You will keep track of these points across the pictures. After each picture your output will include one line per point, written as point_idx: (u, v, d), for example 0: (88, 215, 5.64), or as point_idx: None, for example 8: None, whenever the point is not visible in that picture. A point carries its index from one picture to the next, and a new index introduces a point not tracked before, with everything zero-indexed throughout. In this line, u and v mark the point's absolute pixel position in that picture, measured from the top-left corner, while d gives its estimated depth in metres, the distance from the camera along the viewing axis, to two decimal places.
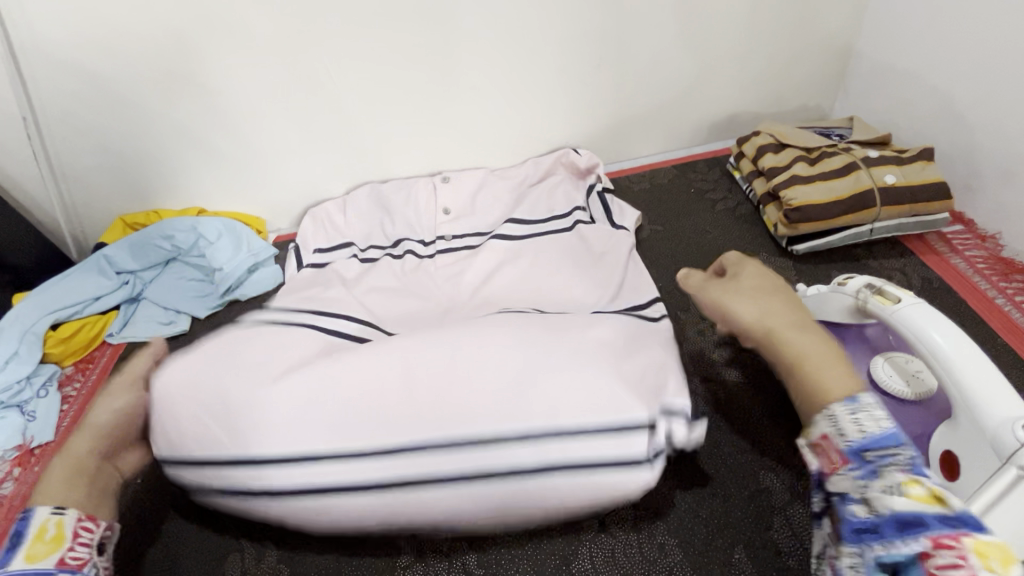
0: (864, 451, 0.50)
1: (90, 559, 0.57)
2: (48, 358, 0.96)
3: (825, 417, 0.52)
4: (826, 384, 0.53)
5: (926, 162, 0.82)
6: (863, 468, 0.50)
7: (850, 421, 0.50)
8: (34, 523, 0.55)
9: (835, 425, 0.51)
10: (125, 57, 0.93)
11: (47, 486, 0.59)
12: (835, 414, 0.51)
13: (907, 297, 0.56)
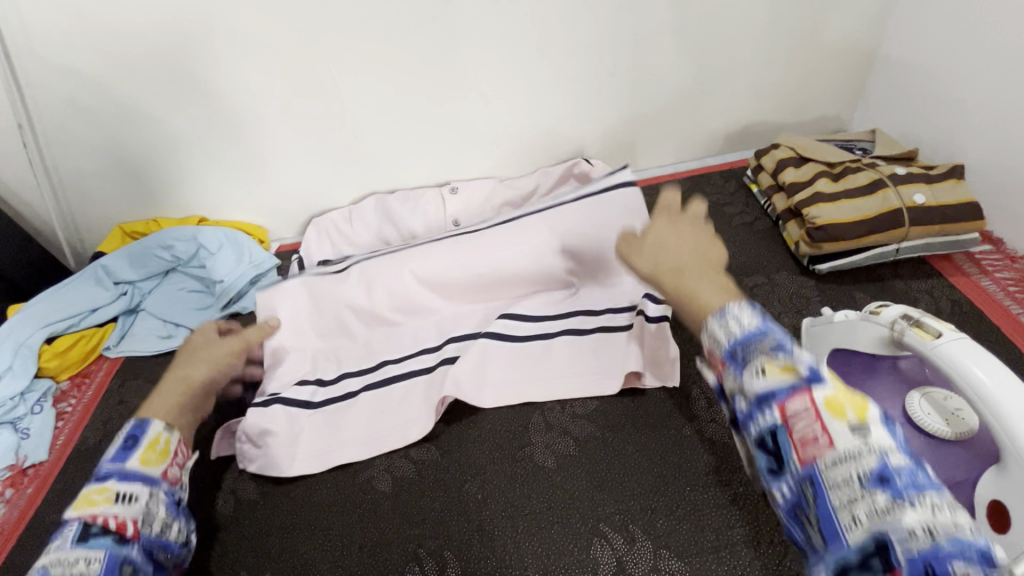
0: (735, 348, 0.46)
1: (180, 479, 0.63)
2: (43, 373, 0.93)
3: (704, 332, 0.49)
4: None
5: (957, 181, 0.78)
6: (734, 362, 0.45)
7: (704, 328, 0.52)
8: (148, 432, 0.61)
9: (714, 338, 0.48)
10: (124, 62, 0.90)
11: (154, 399, 0.66)
12: (709, 329, 0.48)
13: (948, 331, 0.53)
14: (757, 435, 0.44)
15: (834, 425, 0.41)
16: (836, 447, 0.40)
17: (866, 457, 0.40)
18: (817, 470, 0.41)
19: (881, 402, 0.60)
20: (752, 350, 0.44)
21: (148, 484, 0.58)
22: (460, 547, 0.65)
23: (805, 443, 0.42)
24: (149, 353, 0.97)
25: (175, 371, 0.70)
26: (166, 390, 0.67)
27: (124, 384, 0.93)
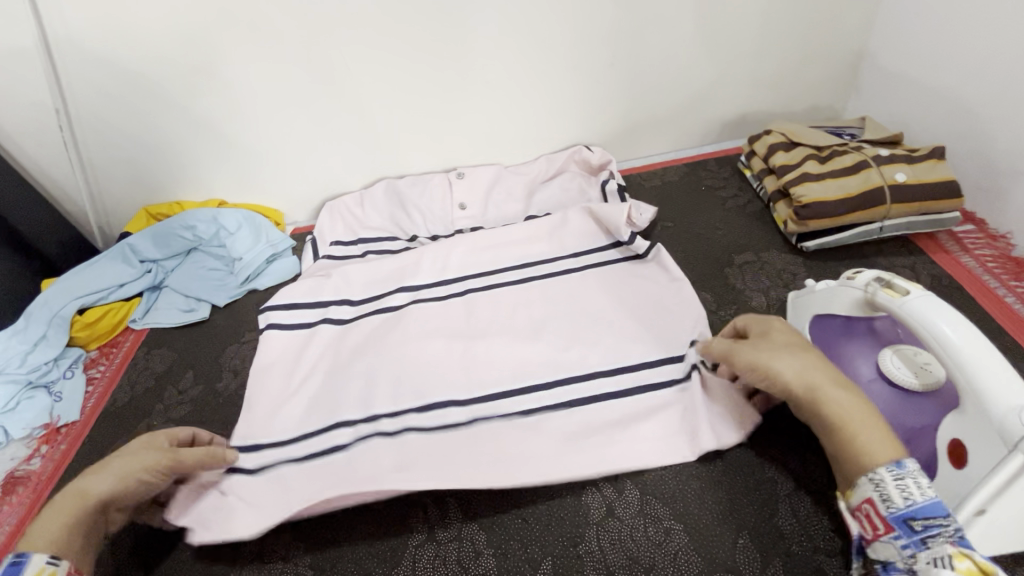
0: (909, 520, 0.50)
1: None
2: (75, 343, 0.99)
3: (870, 482, 0.52)
4: (872, 444, 0.54)
5: (937, 161, 0.82)
6: (908, 537, 0.50)
7: (898, 490, 0.51)
8: (21, 573, 0.54)
9: (879, 490, 0.52)
10: (153, 52, 0.96)
11: (42, 524, 0.58)
12: (880, 480, 0.52)
13: (915, 289, 0.57)
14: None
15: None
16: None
17: None
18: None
19: (857, 358, 0.64)
20: (935, 533, 0.48)
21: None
22: (460, 495, 0.70)
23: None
24: (173, 326, 1.03)
25: (74, 489, 0.61)
26: (60, 511, 0.60)
27: (148, 353, 0.99)
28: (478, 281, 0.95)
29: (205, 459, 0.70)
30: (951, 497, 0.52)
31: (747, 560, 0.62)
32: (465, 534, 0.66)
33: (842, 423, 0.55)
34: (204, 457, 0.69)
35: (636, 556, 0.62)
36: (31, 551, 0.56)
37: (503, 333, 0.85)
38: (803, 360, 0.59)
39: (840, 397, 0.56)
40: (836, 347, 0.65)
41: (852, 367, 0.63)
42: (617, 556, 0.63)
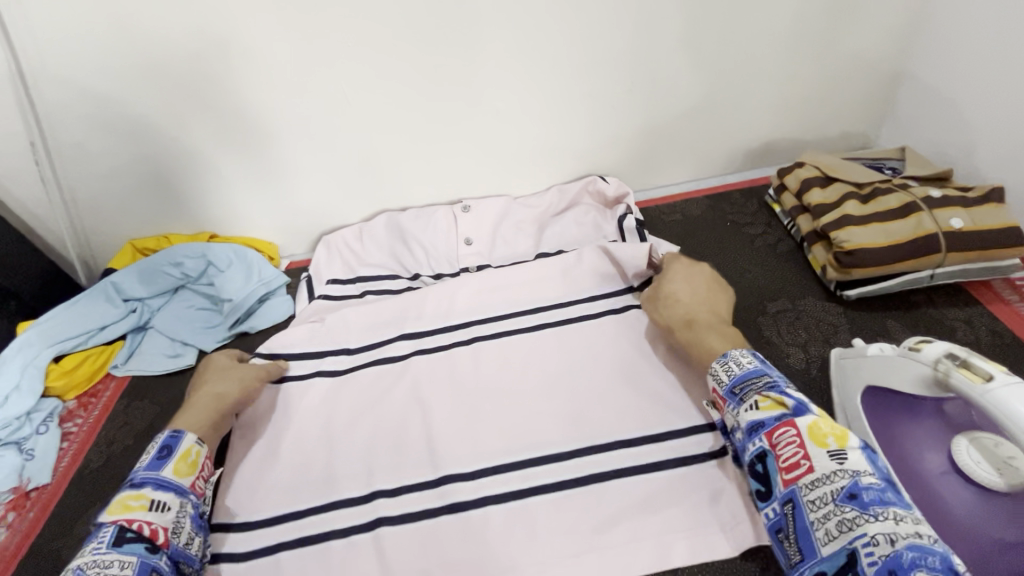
0: (731, 387, 0.63)
1: (205, 492, 0.69)
2: (51, 392, 0.92)
3: (711, 374, 0.66)
4: (710, 348, 0.70)
5: (996, 205, 0.74)
6: (731, 398, 0.62)
7: (725, 370, 0.64)
8: (181, 444, 0.69)
9: (714, 375, 0.65)
10: (135, 81, 0.90)
11: (188, 415, 0.74)
12: (714, 369, 0.65)
13: (999, 373, 0.48)
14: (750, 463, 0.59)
15: (817, 455, 0.54)
16: (816, 471, 0.53)
17: (839, 481, 0.52)
18: (797, 490, 0.54)
19: (922, 447, 0.56)
20: (749, 386, 0.61)
21: (179, 494, 0.65)
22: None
23: (790, 468, 0.55)
24: (157, 373, 0.95)
25: (201, 395, 0.76)
26: (196, 410, 0.74)
27: (130, 405, 0.92)
28: (485, 329, 0.87)
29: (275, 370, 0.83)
30: None
31: None
32: None
33: (691, 344, 0.73)
34: (263, 368, 0.82)
35: None
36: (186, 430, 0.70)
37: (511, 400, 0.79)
38: (663, 309, 0.78)
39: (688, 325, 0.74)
40: (896, 433, 0.58)
41: (917, 457, 0.56)
42: None
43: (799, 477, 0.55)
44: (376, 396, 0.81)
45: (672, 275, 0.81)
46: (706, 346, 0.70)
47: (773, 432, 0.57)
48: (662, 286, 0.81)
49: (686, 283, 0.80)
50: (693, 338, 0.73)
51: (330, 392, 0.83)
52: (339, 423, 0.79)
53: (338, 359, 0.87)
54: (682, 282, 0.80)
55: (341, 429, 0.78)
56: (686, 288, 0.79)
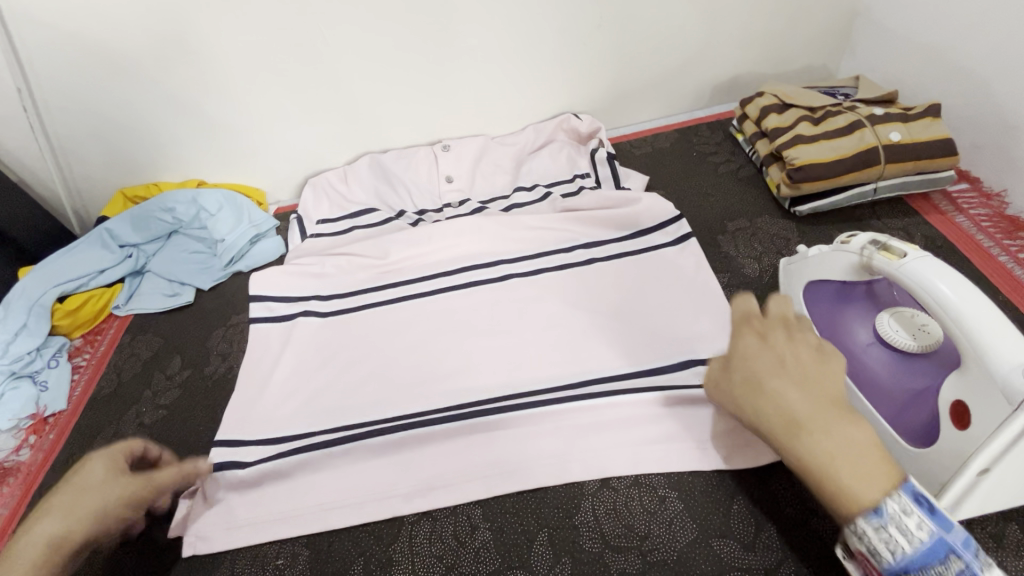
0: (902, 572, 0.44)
1: None
2: (57, 331, 0.97)
3: (852, 533, 0.46)
4: (855, 488, 0.45)
5: (933, 119, 0.81)
6: None
7: (883, 543, 0.45)
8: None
9: (864, 543, 0.46)
10: (114, 21, 0.91)
11: (11, 557, 0.52)
12: (861, 533, 0.45)
13: (912, 251, 0.55)
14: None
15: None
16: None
17: None
18: None
19: (853, 326, 0.62)
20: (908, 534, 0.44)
21: None
22: (456, 480, 0.67)
23: None
24: (157, 311, 1.00)
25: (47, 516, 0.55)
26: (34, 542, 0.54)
27: (134, 339, 0.97)
28: (468, 252, 0.91)
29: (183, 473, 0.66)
30: (954, 458, 0.50)
31: (740, 526, 0.62)
32: (461, 509, 0.66)
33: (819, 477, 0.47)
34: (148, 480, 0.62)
35: (631, 524, 0.63)
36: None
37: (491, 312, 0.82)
38: (758, 413, 0.51)
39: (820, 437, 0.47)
40: (831, 317, 0.64)
41: (849, 334, 0.62)
42: (614, 525, 0.63)
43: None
44: (363, 320, 0.86)
45: (772, 342, 0.54)
46: (843, 483, 0.46)
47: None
48: (756, 368, 0.53)
49: (777, 362, 0.52)
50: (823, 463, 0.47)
51: (317, 328, 0.86)
52: (331, 342, 0.84)
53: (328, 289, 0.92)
54: (777, 361, 0.52)
55: (334, 347, 0.84)
56: (790, 361, 0.52)
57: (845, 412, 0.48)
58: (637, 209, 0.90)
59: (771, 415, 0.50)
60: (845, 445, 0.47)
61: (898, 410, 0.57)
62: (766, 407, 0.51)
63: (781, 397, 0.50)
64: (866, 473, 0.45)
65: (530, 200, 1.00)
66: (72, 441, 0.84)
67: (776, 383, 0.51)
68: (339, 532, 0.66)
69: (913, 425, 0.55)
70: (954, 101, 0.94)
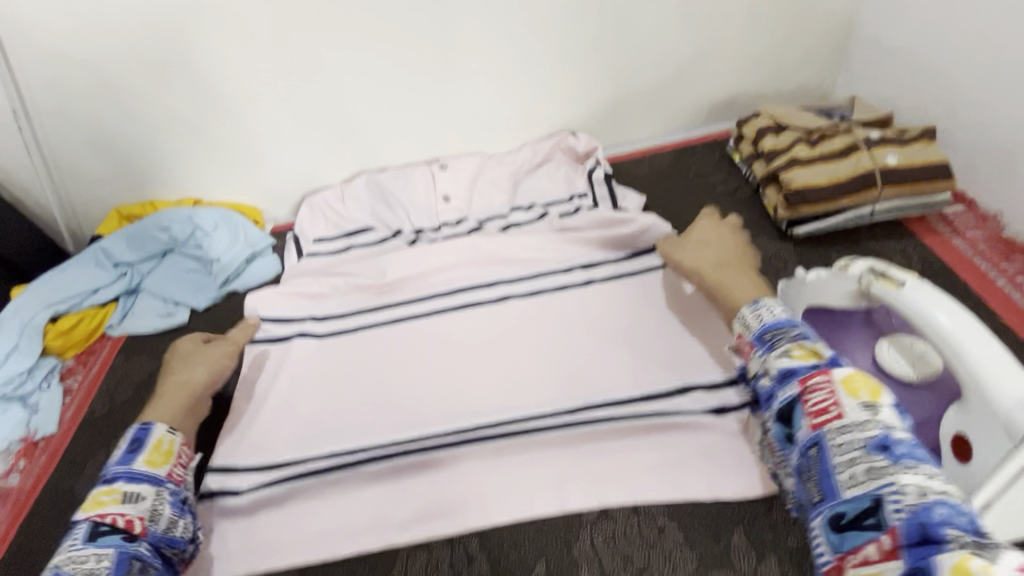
0: (762, 334, 0.59)
1: (186, 480, 0.67)
2: (49, 351, 0.96)
3: (739, 319, 0.63)
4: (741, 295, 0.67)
5: (929, 142, 0.82)
6: (760, 347, 0.59)
7: (754, 318, 0.61)
8: (153, 435, 0.66)
9: (743, 322, 0.62)
10: (112, 41, 0.91)
11: (161, 400, 0.72)
12: (743, 317, 0.62)
13: (911, 280, 0.55)
14: (775, 409, 0.55)
15: (850, 402, 0.49)
16: (846, 418, 0.49)
17: (871, 428, 0.48)
18: (824, 434, 0.50)
19: (853, 354, 0.62)
20: (779, 336, 0.57)
21: (154, 484, 0.62)
22: (453, 509, 0.67)
23: (819, 412, 0.51)
24: (151, 332, 0.99)
25: (173, 382, 0.74)
26: (175, 394, 0.72)
27: (127, 361, 0.96)
28: (465, 273, 0.90)
29: (248, 329, 0.86)
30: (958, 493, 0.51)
31: (741, 559, 0.61)
32: (457, 540, 0.65)
33: (718, 292, 0.69)
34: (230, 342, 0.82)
35: (630, 556, 0.62)
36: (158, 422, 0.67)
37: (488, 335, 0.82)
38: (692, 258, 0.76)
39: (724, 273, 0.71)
40: (830, 344, 0.64)
41: (849, 362, 0.62)
42: (613, 556, 0.62)
43: (827, 423, 0.50)
44: (359, 342, 0.86)
45: (709, 230, 0.80)
46: (737, 293, 0.68)
47: (804, 380, 0.53)
48: (690, 237, 0.80)
49: (716, 239, 0.78)
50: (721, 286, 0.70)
51: (313, 351, 0.86)
52: (326, 366, 0.83)
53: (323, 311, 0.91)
54: (717, 240, 0.78)
55: (330, 371, 0.83)
56: (721, 238, 0.79)
57: (745, 267, 0.73)
58: (635, 230, 0.90)
59: (694, 258, 0.76)
60: (743, 282, 0.69)
61: None
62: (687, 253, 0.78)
63: (703, 248, 0.77)
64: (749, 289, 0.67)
65: (526, 220, 1.01)
66: (62, 465, 0.83)
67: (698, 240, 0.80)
68: (335, 564, 0.65)
69: None
70: (949, 123, 0.94)
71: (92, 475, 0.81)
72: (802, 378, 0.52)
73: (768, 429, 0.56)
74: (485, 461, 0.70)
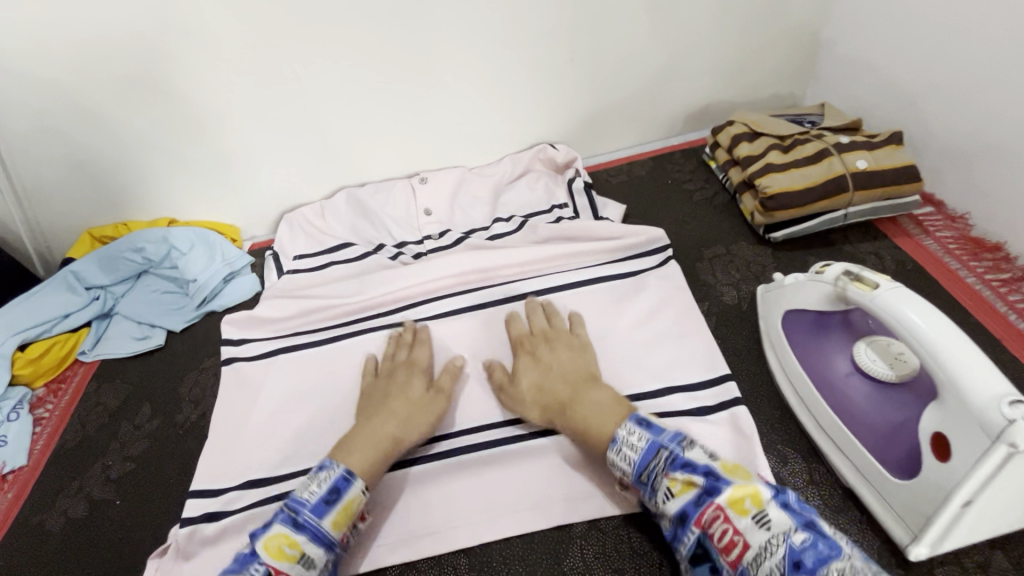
0: (640, 476, 0.57)
1: (350, 541, 0.61)
2: (18, 381, 0.92)
3: (612, 465, 0.61)
4: (600, 431, 0.62)
5: (896, 146, 0.84)
6: (646, 490, 0.57)
7: (623, 460, 0.59)
8: (350, 490, 0.60)
9: (619, 467, 0.59)
10: (77, 63, 0.89)
11: (356, 449, 0.64)
12: (613, 461, 0.60)
13: (884, 281, 0.56)
14: (688, 553, 0.53)
15: (744, 525, 0.49)
16: (751, 545, 0.48)
17: (777, 549, 0.47)
18: (746, 573, 0.48)
19: (832, 357, 0.63)
20: (654, 473, 0.56)
21: (328, 549, 0.57)
22: (441, 528, 0.66)
23: (728, 548, 0.50)
24: (126, 356, 0.96)
25: (373, 424, 0.67)
26: (368, 441, 0.65)
27: (101, 387, 0.93)
28: (447, 287, 0.90)
29: (452, 374, 0.75)
30: (937, 490, 0.50)
31: None
32: (446, 559, 0.64)
33: (582, 437, 0.64)
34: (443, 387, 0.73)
35: (622, 568, 0.62)
36: (357, 474, 0.61)
37: (472, 350, 0.81)
38: (529, 401, 0.70)
39: (576, 409, 0.66)
40: (809, 348, 0.65)
41: (828, 365, 0.63)
42: (604, 569, 0.62)
43: (739, 556, 0.49)
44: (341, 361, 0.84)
45: (525, 366, 0.73)
46: (591, 431, 0.63)
47: (700, 520, 0.52)
48: (513, 378, 0.72)
49: (536, 369, 0.72)
50: (582, 427, 0.65)
51: (295, 371, 0.84)
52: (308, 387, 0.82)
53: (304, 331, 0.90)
54: (535, 368, 0.72)
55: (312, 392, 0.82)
56: (553, 362, 0.71)
57: (591, 389, 0.68)
58: (614, 239, 0.91)
59: (532, 410, 0.69)
60: (594, 407, 0.64)
61: (877, 440, 0.57)
62: (524, 399, 0.70)
63: (540, 393, 0.69)
64: (605, 420, 0.63)
65: (509, 229, 1.00)
66: (33, 499, 0.79)
67: (526, 374, 0.72)
68: None
69: (895, 455, 0.55)
70: (914, 127, 0.97)
71: (65, 508, 0.78)
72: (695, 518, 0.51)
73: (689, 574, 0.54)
74: (471, 479, 0.69)
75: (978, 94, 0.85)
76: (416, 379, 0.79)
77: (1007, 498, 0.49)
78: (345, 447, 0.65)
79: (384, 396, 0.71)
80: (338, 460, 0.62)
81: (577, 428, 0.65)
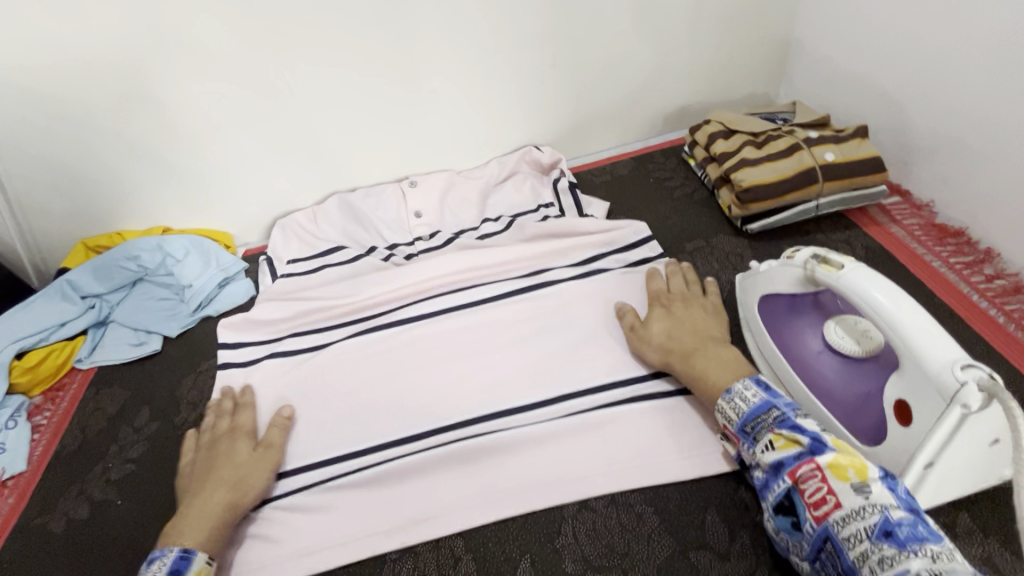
0: (744, 427, 0.61)
1: None
2: (15, 390, 0.93)
3: (718, 412, 0.65)
4: (715, 381, 0.67)
5: (861, 139, 0.88)
6: (745, 439, 0.61)
7: (731, 409, 0.63)
8: (190, 567, 0.61)
9: (723, 415, 0.64)
10: (72, 76, 0.92)
11: (189, 525, 0.64)
12: (721, 409, 0.64)
13: (848, 262, 0.60)
14: (773, 501, 0.57)
15: (842, 488, 0.52)
16: (844, 507, 0.51)
17: (871, 516, 0.50)
18: (831, 528, 0.51)
19: (805, 336, 0.67)
20: (760, 426, 0.60)
21: None
22: (438, 513, 0.68)
23: (818, 505, 0.53)
24: (122, 362, 0.98)
25: (201, 497, 0.67)
26: (198, 514, 0.65)
27: (99, 393, 0.94)
28: (438, 286, 0.92)
29: (279, 428, 0.76)
30: (902, 453, 0.54)
31: (715, 536, 0.64)
32: (443, 542, 0.67)
33: (695, 383, 0.69)
34: (271, 442, 0.74)
35: (612, 543, 0.65)
36: (194, 550, 0.62)
37: (464, 344, 0.84)
38: (646, 346, 0.76)
39: (694, 360, 0.71)
40: (784, 328, 0.69)
41: (801, 344, 0.67)
42: (594, 544, 0.65)
43: (828, 513, 0.52)
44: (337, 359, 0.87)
45: (660, 316, 0.78)
46: (709, 379, 0.68)
47: (795, 472, 0.55)
48: (643, 326, 0.78)
49: (675, 320, 0.76)
50: (697, 374, 0.69)
51: (291, 370, 0.86)
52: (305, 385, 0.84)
53: (299, 332, 0.92)
54: (666, 319, 0.77)
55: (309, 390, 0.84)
56: (695, 315, 0.76)
57: (717, 341, 0.73)
58: (600, 235, 0.94)
59: (653, 354, 0.75)
60: (716, 361, 0.69)
61: (848, 411, 0.61)
62: (648, 342, 0.76)
63: (665, 340, 0.74)
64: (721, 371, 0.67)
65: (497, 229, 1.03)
66: (33, 503, 0.81)
67: (658, 323, 0.77)
68: None
69: (864, 424, 0.59)
70: (881, 122, 1.02)
71: (66, 510, 0.79)
72: (792, 471, 0.54)
73: (769, 523, 0.57)
74: (466, 467, 0.71)
75: (936, 89, 0.90)
76: (411, 373, 0.82)
77: (966, 457, 0.53)
78: (179, 521, 0.65)
79: (208, 469, 0.70)
80: (170, 543, 0.62)
81: (693, 373, 0.70)
